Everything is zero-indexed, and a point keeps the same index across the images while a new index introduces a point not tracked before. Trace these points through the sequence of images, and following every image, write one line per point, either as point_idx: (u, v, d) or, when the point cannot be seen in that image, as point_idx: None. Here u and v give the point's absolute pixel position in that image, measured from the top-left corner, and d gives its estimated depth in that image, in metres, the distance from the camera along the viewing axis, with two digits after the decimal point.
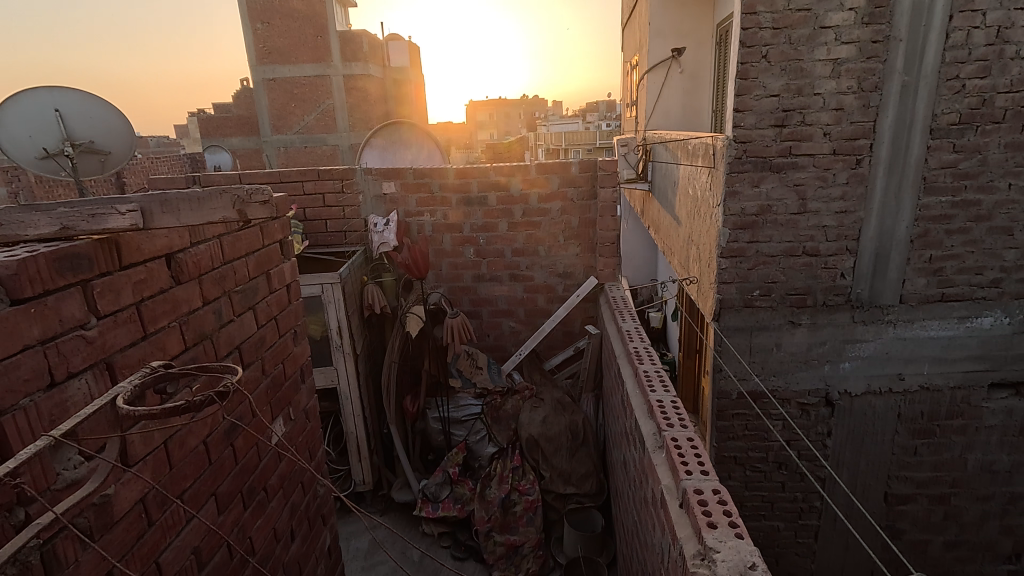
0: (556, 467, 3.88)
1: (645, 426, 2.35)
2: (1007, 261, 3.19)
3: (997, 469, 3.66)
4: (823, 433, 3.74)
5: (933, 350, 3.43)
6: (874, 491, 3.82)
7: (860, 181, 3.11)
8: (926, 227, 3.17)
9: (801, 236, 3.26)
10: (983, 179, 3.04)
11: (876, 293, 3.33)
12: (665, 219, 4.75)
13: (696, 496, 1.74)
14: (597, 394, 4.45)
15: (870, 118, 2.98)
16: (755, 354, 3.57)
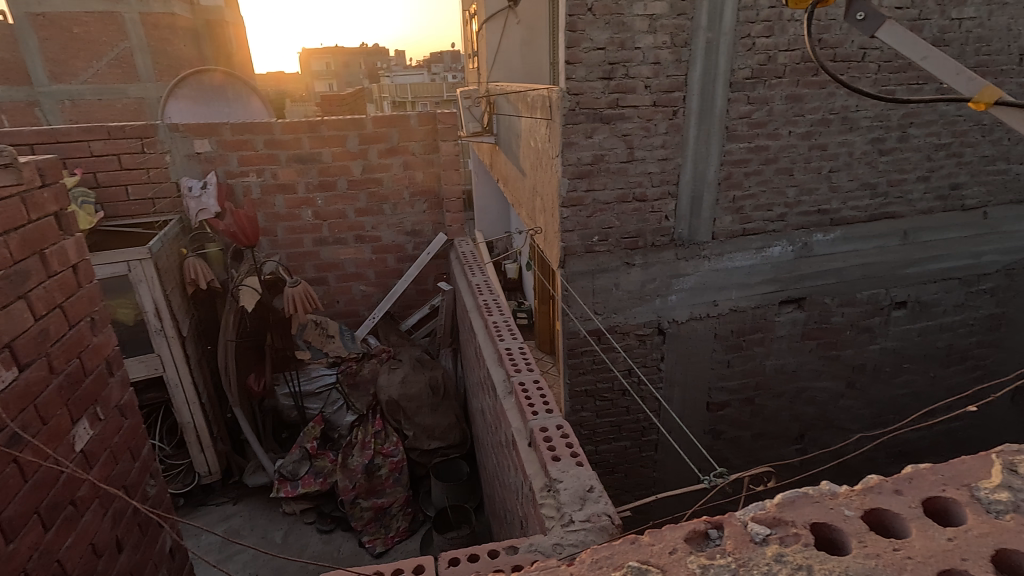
0: (419, 425, 3.91)
1: (495, 374, 2.43)
2: (789, 197, 3.77)
3: (787, 370, 4.43)
4: (657, 358, 4.20)
5: (738, 277, 3.98)
6: (698, 402, 4.42)
7: (676, 130, 3.41)
8: (730, 170, 3.59)
9: (630, 183, 3.52)
10: (771, 127, 3.51)
11: (693, 230, 3.76)
12: (511, 170, 4.83)
13: (542, 434, 1.86)
14: (455, 347, 4.53)
15: (682, 72, 3.26)
16: (597, 295, 3.85)
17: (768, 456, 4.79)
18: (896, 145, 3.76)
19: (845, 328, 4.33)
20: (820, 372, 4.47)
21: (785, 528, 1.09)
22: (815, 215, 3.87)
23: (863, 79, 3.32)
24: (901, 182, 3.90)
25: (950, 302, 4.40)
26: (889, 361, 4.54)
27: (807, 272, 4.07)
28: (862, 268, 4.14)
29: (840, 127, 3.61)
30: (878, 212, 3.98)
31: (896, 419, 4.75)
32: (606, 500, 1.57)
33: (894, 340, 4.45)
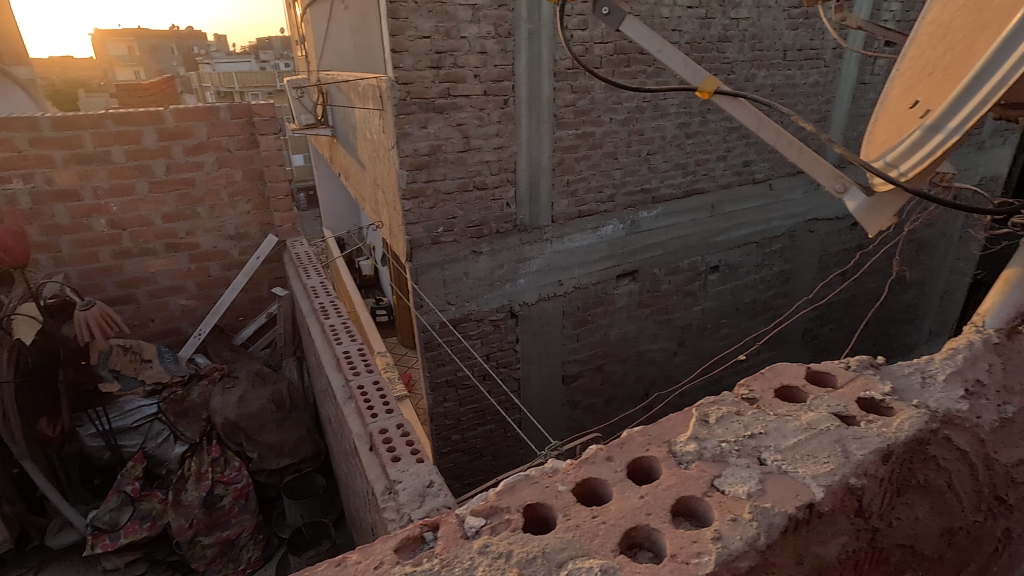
0: (264, 444, 3.62)
1: (334, 379, 2.32)
2: (616, 179, 4.08)
3: (629, 336, 4.81)
4: (512, 341, 4.32)
5: (578, 256, 4.22)
6: (554, 377, 4.63)
7: (510, 118, 3.49)
8: (562, 156, 3.78)
9: (470, 172, 3.53)
10: (594, 115, 3.76)
11: (534, 215, 3.90)
12: (350, 163, 4.60)
13: (382, 436, 1.82)
14: (299, 355, 4.25)
15: (509, 62, 3.33)
16: (448, 285, 3.84)
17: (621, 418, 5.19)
18: (698, 129, 4.26)
19: (672, 294, 4.83)
20: (655, 335, 4.94)
21: (498, 516, 1.16)
22: (639, 194, 4.24)
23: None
24: (705, 161, 4.43)
25: (752, 262, 5.11)
26: (710, 318, 5.16)
27: (638, 247, 4.45)
28: (681, 239, 4.63)
29: (652, 114, 3.98)
30: (690, 189, 4.48)
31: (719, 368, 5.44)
32: (445, 492, 1.58)
33: (712, 300, 5.06)
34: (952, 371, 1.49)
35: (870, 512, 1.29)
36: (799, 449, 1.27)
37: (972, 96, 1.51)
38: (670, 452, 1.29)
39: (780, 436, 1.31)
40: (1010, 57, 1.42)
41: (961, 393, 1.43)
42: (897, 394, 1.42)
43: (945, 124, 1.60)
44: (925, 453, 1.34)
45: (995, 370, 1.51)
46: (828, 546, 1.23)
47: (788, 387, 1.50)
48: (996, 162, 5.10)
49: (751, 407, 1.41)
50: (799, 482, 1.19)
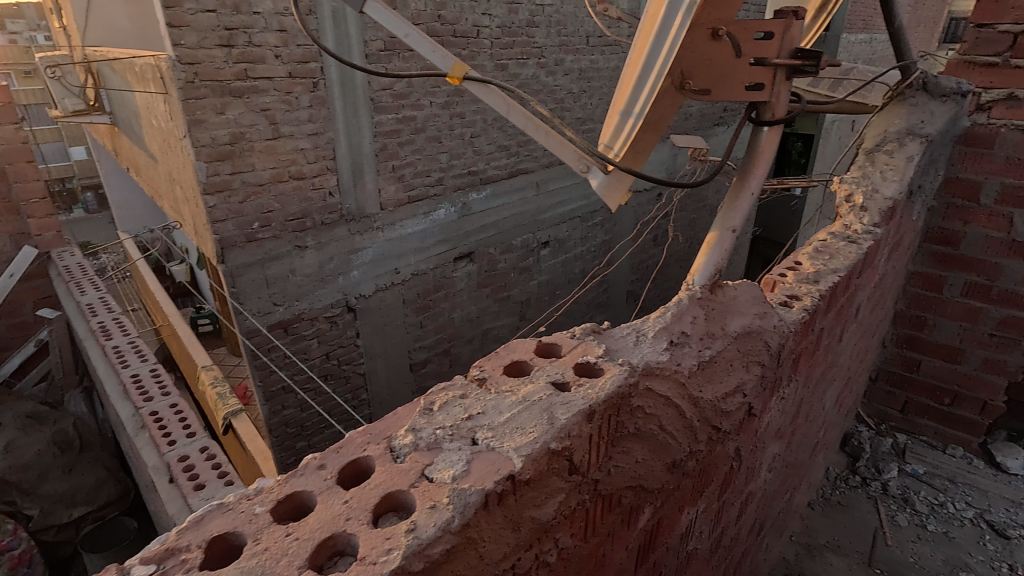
0: (49, 495, 3.06)
1: (119, 408, 2.03)
2: (442, 163, 3.65)
3: (473, 317, 4.26)
4: (353, 335, 3.59)
5: (413, 243, 3.67)
6: (401, 365, 3.91)
7: (321, 103, 2.95)
8: (383, 142, 3.28)
9: (283, 160, 2.91)
10: (413, 98, 3.33)
11: (361, 204, 3.33)
12: (140, 156, 3.93)
13: (182, 463, 1.65)
14: (87, 387, 3.77)
15: (313, 39, 2.73)
16: (272, 285, 3.10)
17: None
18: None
19: (509, 272, 4.40)
20: (497, 313, 4.45)
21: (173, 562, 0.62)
22: (466, 176, 3.84)
23: (482, 54, 3.43)
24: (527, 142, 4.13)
25: (577, 237, 4.88)
26: (547, 296, 4.79)
27: (472, 230, 4.01)
28: (510, 218, 4.23)
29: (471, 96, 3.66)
30: (516, 168, 4.15)
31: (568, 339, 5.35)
32: None
33: (547, 275, 4.70)
34: (662, 322, 0.84)
35: (583, 472, 0.74)
36: (511, 422, 0.72)
37: (642, 80, 1.32)
38: (389, 446, 0.73)
39: (496, 412, 0.75)
40: (661, 43, 1.23)
41: (660, 346, 0.80)
42: (610, 353, 0.81)
43: (630, 111, 1.40)
44: (623, 409, 0.75)
45: (702, 314, 0.87)
46: (541, 516, 0.70)
47: (516, 355, 0.87)
48: None
49: (476, 388, 0.80)
50: (501, 457, 0.67)
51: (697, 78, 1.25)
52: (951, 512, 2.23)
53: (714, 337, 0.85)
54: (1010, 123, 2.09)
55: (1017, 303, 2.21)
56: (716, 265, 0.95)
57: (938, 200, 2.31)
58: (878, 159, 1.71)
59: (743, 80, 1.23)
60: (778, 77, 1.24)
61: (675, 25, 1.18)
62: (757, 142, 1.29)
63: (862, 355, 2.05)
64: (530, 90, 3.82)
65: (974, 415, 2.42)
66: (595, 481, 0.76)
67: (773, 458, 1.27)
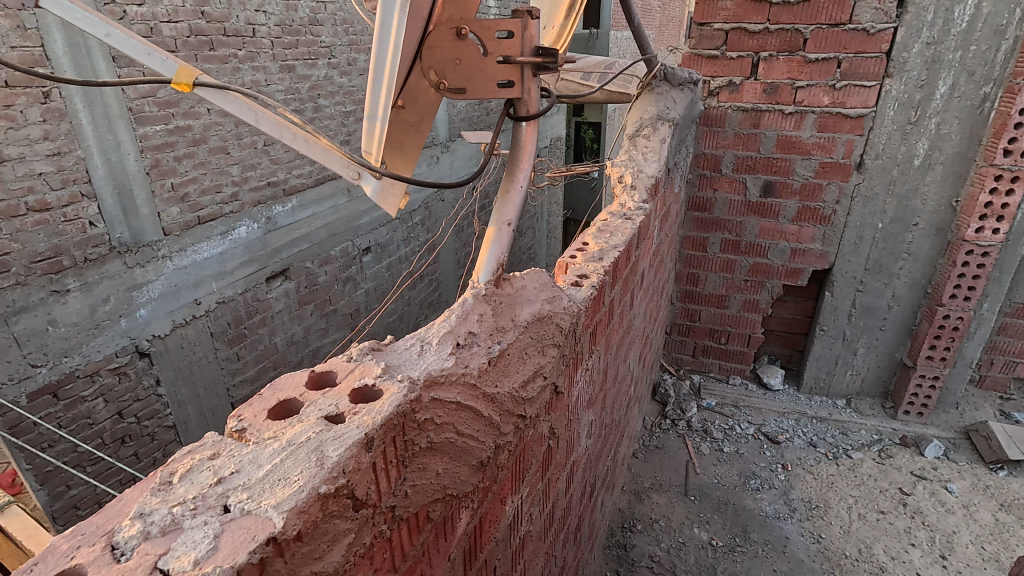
0: None
1: None
2: (235, 175, 3.21)
3: (298, 338, 3.87)
4: (152, 385, 3.01)
5: (212, 268, 3.17)
6: (221, 409, 3.43)
7: (58, 116, 2.40)
8: (154, 157, 2.79)
9: (14, 190, 2.33)
10: (185, 105, 2.88)
11: (137, 231, 2.78)
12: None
13: None
14: None
15: (34, 43, 2.20)
16: (26, 344, 2.46)
17: None
18: (313, 116, 3.53)
19: (332, 285, 4.05)
20: (324, 330, 4.07)
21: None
22: (266, 188, 3.43)
23: (263, 55, 3.13)
24: None
25: (400, 239, 4.66)
26: (376, 301, 4.56)
27: (281, 245, 3.58)
28: (324, 229, 3.91)
29: None
30: (321, 176, 3.81)
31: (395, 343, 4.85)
32: None
33: (373, 281, 4.45)
34: (448, 326, 0.82)
35: (374, 502, 0.63)
36: (274, 473, 0.58)
37: (374, 78, 1.04)
38: (110, 545, 0.52)
39: (256, 467, 0.59)
40: (386, 33, 0.97)
41: (446, 350, 0.77)
42: (392, 370, 0.72)
43: (372, 113, 1.10)
44: (412, 425, 0.68)
45: (488, 310, 0.88)
46: (324, 570, 0.57)
47: (283, 394, 0.72)
48: (556, 125, 6.31)
49: (232, 443, 0.64)
50: (259, 520, 0.52)
51: (447, 72, 1.11)
52: (739, 432, 2.69)
53: (503, 331, 0.85)
54: (733, 105, 2.53)
55: (759, 252, 2.73)
56: (497, 261, 0.97)
57: (692, 173, 2.70)
58: (640, 143, 1.93)
59: (492, 76, 1.11)
60: (526, 72, 1.12)
61: (393, 13, 0.94)
62: (518, 139, 1.18)
63: (654, 315, 2.33)
64: (323, 92, 3.59)
65: (742, 347, 2.93)
66: (391, 508, 0.66)
67: (589, 425, 1.37)
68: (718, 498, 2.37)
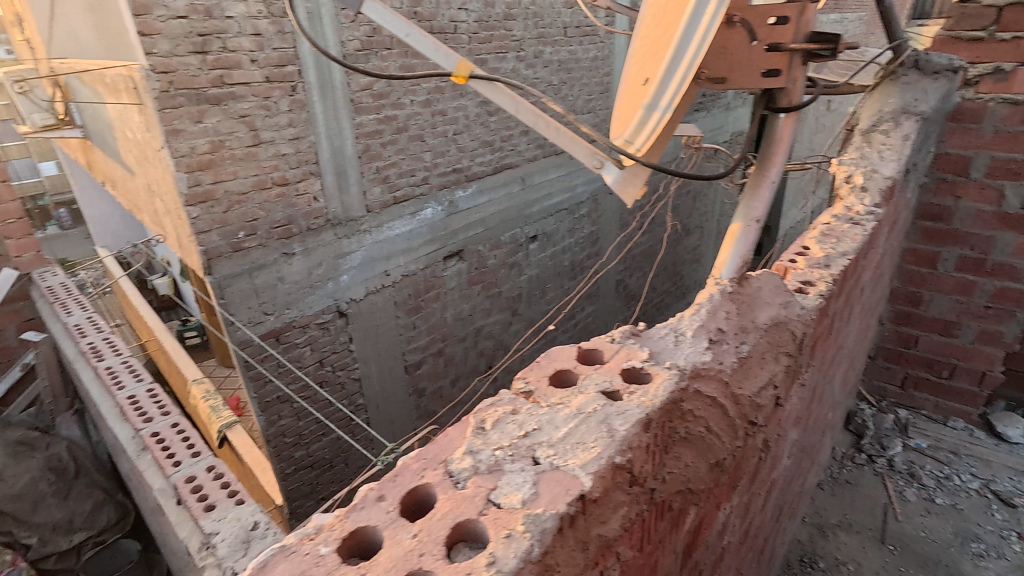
0: (46, 522, 2.90)
1: (101, 401, 2.16)
2: (427, 162, 3.53)
3: (465, 315, 4.13)
4: (346, 342, 3.47)
5: (400, 244, 3.53)
6: (395, 370, 3.80)
7: (301, 107, 2.84)
8: (366, 143, 3.17)
9: (265, 167, 2.81)
10: (394, 97, 3.22)
11: (347, 208, 3.20)
12: (114, 169, 3.67)
13: (154, 438, 1.80)
14: (83, 408, 3.51)
15: (289, 44, 2.71)
16: (261, 295, 2.98)
17: (468, 397, 4.38)
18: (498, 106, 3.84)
19: (499, 268, 4.26)
20: (488, 310, 4.30)
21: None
22: (451, 174, 3.70)
23: (460, 50, 3.37)
24: (509, 137, 4.01)
25: (565, 229, 4.73)
26: (538, 289, 4.69)
27: (459, 227, 3.86)
28: (497, 215, 4.12)
29: (451, 94, 3.52)
30: (499, 164, 4.03)
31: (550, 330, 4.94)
32: (275, 530, 1.41)
33: (536, 268, 4.59)
34: (697, 321, 0.91)
35: (641, 482, 0.76)
36: (568, 436, 0.75)
37: (670, 73, 1.25)
38: (422, 476, 0.69)
39: (554, 428, 0.77)
40: (691, 35, 1.17)
41: (701, 345, 0.86)
42: (656, 357, 0.86)
43: (656, 104, 1.33)
44: (676, 412, 0.81)
45: (732, 309, 0.93)
46: (606, 532, 0.72)
47: (557, 365, 0.90)
48: (738, 119, 5.89)
49: (524, 401, 0.83)
50: (567, 476, 0.69)
51: (712, 62, 1.25)
52: (958, 484, 2.28)
53: (746, 332, 0.91)
54: (996, 97, 2.13)
55: (1011, 275, 2.25)
56: (740, 259, 1.01)
57: (927, 176, 2.35)
58: (875, 140, 1.72)
59: (759, 66, 1.22)
60: (794, 61, 1.22)
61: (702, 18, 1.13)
62: (775, 130, 1.28)
63: (863, 334, 2.08)
64: (509, 84, 3.79)
65: (970, 385, 2.47)
66: (652, 488, 0.78)
67: (793, 445, 1.29)
68: (924, 554, 2.05)
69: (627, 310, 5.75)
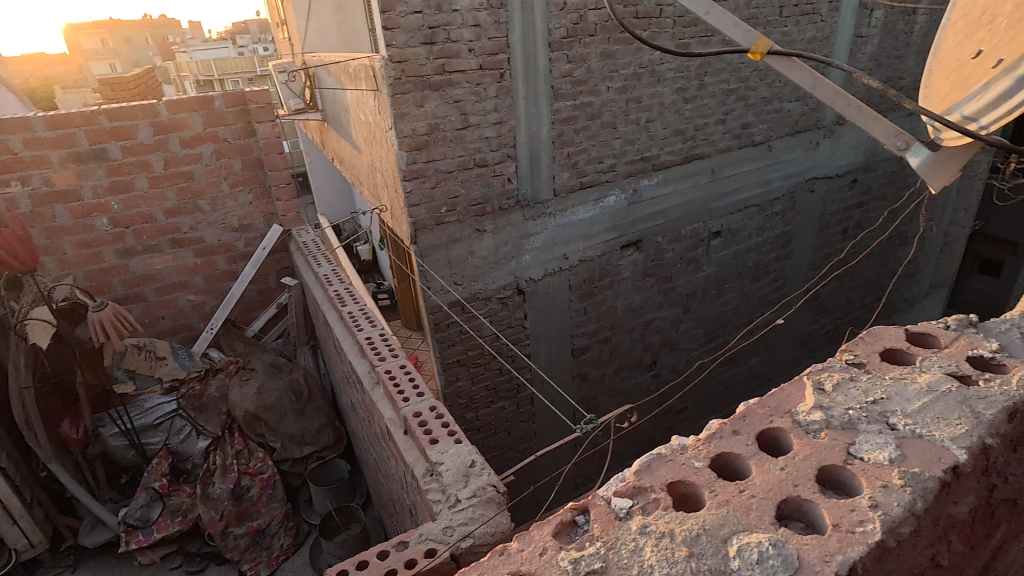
0: (286, 433, 3.58)
1: (345, 340, 2.59)
2: (616, 149, 3.42)
3: (635, 307, 4.05)
4: (521, 318, 3.64)
5: (581, 230, 3.55)
6: (562, 351, 3.89)
7: (506, 93, 2.93)
8: (561, 129, 3.17)
9: (470, 149, 2.98)
10: (592, 84, 3.14)
11: (536, 190, 3.29)
12: (344, 147, 4.17)
13: (387, 373, 2.12)
14: (314, 344, 4.22)
15: (503, 34, 2.79)
16: (454, 266, 3.25)
17: (630, 390, 4.35)
18: (695, 93, 3.56)
19: (676, 263, 4.07)
20: (659, 304, 4.16)
21: (645, 495, 1.17)
22: (639, 163, 3.56)
23: (663, 35, 3.13)
24: (705, 126, 3.72)
25: (754, 227, 4.35)
26: (715, 288, 4.40)
27: (641, 217, 3.75)
28: (682, 207, 3.90)
29: (649, 80, 3.33)
30: (690, 153, 3.77)
31: (723, 334, 4.61)
32: (489, 471, 1.60)
33: (716, 266, 4.29)
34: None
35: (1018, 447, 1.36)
36: (924, 411, 1.31)
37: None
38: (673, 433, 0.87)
39: (906, 400, 1.35)
40: None
41: None
42: (1003, 349, 1.51)
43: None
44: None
45: None
46: None
47: (892, 348, 1.55)
48: None
49: (874, 375, 1.44)
50: (941, 446, 1.22)
51: None
52: None
53: None
54: None
55: None
56: None
57: None
58: None
59: None
60: None
61: None
62: None
63: None
64: (711, 69, 3.55)
65: None
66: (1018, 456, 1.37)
67: None
68: None
69: (816, 323, 5.12)
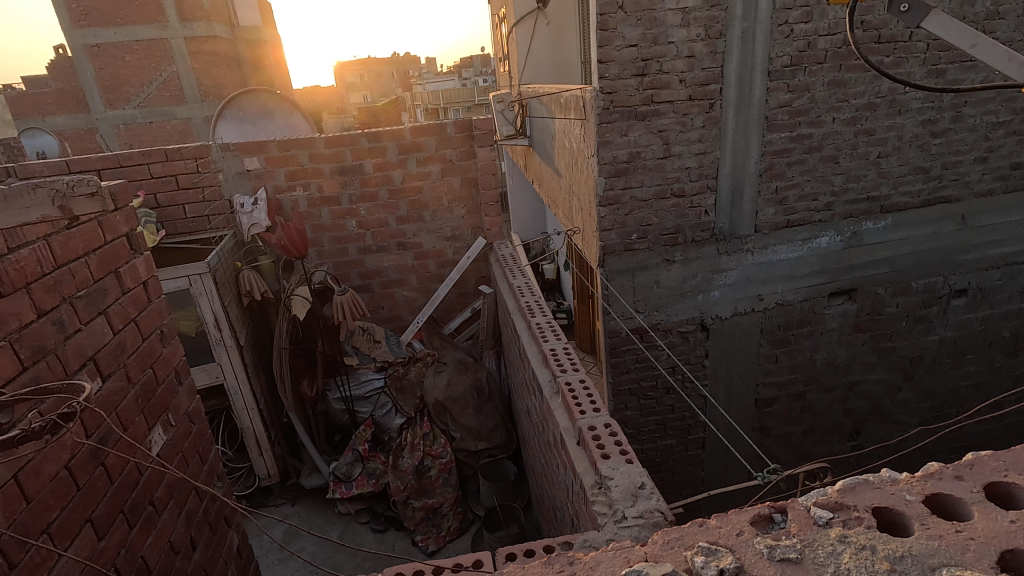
0: (465, 426, 3.93)
1: (531, 348, 2.80)
2: (835, 186, 3.12)
3: (839, 363, 3.59)
4: (702, 355, 3.50)
5: (782, 270, 3.29)
6: (743, 398, 3.63)
7: (714, 124, 2.87)
8: (771, 161, 3.00)
9: (669, 178, 2.99)
10: (813, 114, 2.92)
11: (735, 224, 3.15)
12: (546, 172, 4.45)
13: (567, 385, 2.23)
14: (498, 349, 4.57)
15: (718, 64, 2.74)
16: (637, 293, 3.26)
17: (820, 454, 3.89)
18: (948, 127, 3.06)
19: (899, 319, 3.52)
20: (871, 364, 3.63)
21: (846, 511, 0.99)
22: (863, 202, 3.19)
23: (910, 61, 2.78)
24: (957, 164, 3.18)
25: (1014, 289, 3.57)
26: (951, 356, 3.69)
27: (857, 263, 3.33)
28: (913, 256, 3.37)
29: (887, 111, 2.96)
30: (932, 196, 3.25)
31: (955, 413, 3.85)
32: (658, 497, 1.61)
33: (955, 330, 3.60)
34: None
35: None
36: None
37: None
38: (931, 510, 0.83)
39: None
40: None
41: None
42: None
43: None
44: None
45: None
46: None
47: None
48: None
49: None
50: None
51: None
52: None
53: None
54: None
55: None
56: None
57: None
58: None
59: None
60: None
61: None
62: None
63: None
64: (973, 99, 3.02)
65: None
66: None
67: None
68: None
69: None
